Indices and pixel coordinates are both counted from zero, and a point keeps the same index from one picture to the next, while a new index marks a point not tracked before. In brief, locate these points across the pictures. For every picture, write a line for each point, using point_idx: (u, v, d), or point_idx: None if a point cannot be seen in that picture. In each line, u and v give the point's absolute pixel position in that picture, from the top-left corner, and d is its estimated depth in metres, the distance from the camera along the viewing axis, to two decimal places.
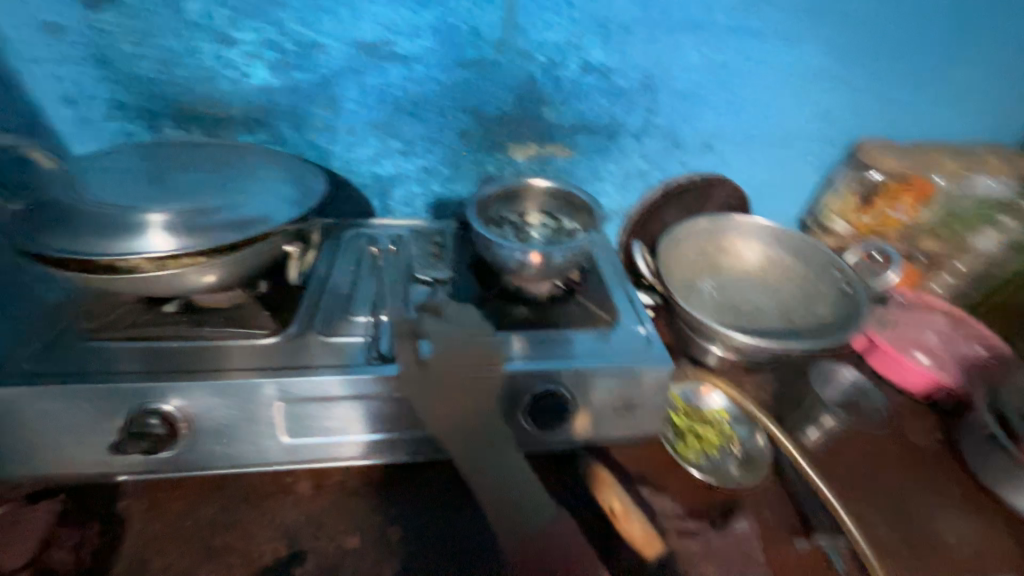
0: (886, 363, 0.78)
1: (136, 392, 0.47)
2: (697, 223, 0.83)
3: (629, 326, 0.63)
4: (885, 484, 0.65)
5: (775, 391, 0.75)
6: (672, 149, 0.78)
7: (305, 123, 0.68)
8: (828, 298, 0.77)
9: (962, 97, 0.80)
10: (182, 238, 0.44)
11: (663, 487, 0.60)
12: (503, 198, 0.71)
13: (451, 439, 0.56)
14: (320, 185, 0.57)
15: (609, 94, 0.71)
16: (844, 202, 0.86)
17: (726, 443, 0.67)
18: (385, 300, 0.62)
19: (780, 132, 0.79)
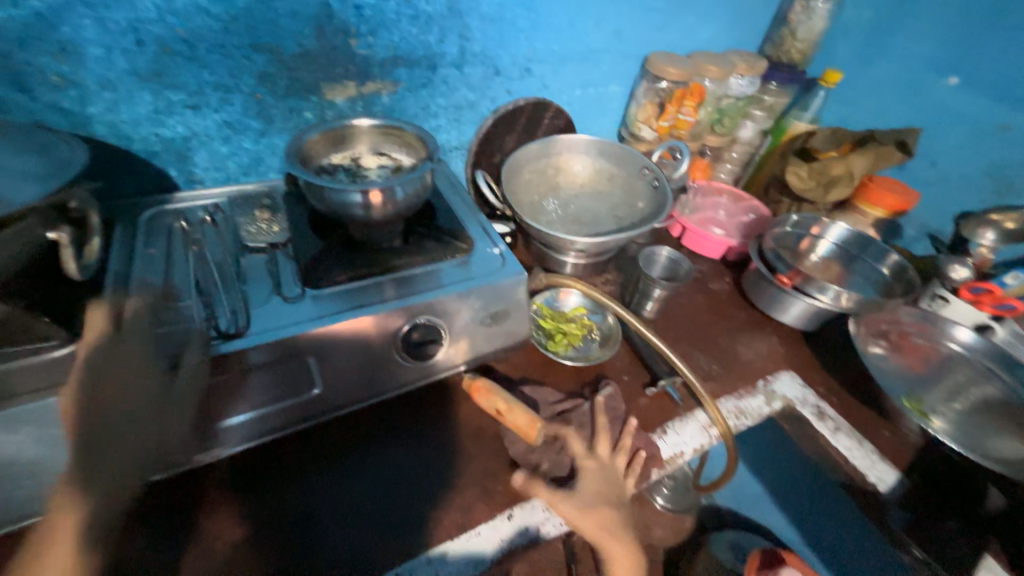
0: (694, 239, 0.99)
1: None
2: (530, 147, 0.89)
3: (484, 250, 0.66)
4: (701, 331, 0.85)
5: (617, 282, 0.89)
6: (495, 76, 0.80)
7: (32, 80, 0.52)
8: (644, 194, 0.90)
9: (716, 10, 0.96)
10: None
11: (543, 382, 0.69)
12: (329, 144, 0.67)
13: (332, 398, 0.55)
14: (77, 152, 0.46)
15: (418, 21, 0.68)
16: (647, 110, 0.97)
17: (587, 332, 0.79)
18: (213, 277, 0.55)
19: (585, 51, 0.87)
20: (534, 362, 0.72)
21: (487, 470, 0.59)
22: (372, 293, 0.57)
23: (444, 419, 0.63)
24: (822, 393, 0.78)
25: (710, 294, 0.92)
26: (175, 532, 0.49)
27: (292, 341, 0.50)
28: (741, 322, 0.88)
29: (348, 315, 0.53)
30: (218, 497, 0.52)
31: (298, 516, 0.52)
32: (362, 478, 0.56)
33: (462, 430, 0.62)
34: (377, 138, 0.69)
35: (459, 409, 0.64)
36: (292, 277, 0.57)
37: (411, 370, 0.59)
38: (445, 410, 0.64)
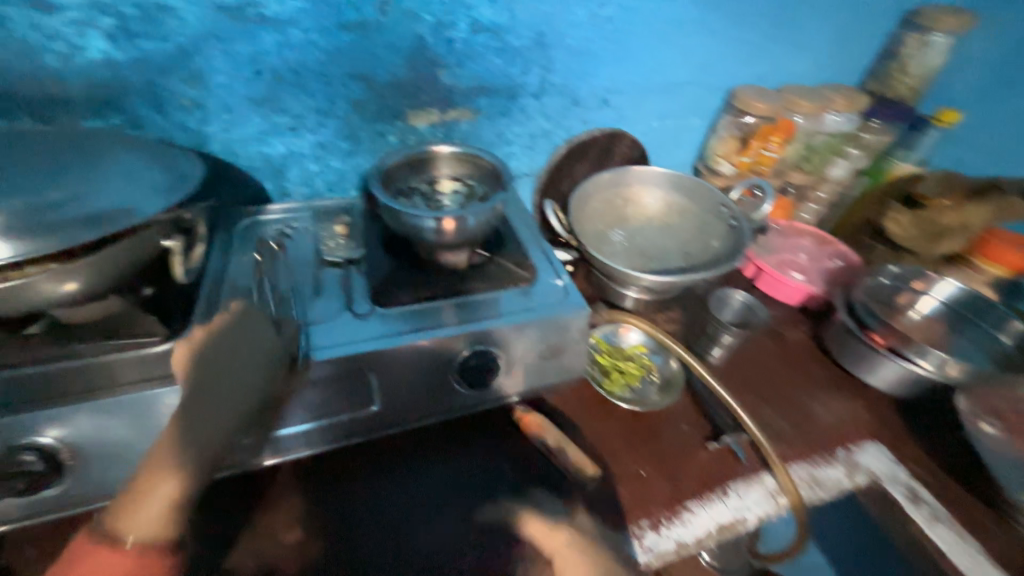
0: (769, 283, 0.92)
1: (2, 427, 0.42)
2: (601, 177, 0.88)
3: (548, 280, 0.65)
4: (773, 384, 0.77)
5: (681, 321, 0.84)
6: (572, 107, 0.80)
7: (167, 102, 0.59)
8: (719, 232, 0.85)
9: (812, 44, 0.91)
10: (20, 242, 0.38)
11: (596, 421, 0.67)
12: (409, 168, 0.70)
13: (388, 416, 0.56)
14: (196, 169, 0.51)
15: (505, 53, 0.70)
16: (727, 145, 0.94)
17: (646, 373, 0.75)
18: (295, 288, 0.59)
19: (666, 84, 0.85)
20: (587, 399, 0.69)
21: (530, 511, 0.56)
22: (436, 314, 0.58)
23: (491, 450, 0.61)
24: (916, 473, 0.68)
25: (785, 343, 0.84)
26: (231, 528, 0.50)
27: (354, 358, 0.52)
28: (819, 378, 0.79)
29: (411, 336, 0.54)
30: (272, 498, 0.53)
31: (345, 528, 0.52)
32: (406, 499, 0.55)
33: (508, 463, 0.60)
34: (453, 163, 0.72)
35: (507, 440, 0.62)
36: (362, 293, 0.60)
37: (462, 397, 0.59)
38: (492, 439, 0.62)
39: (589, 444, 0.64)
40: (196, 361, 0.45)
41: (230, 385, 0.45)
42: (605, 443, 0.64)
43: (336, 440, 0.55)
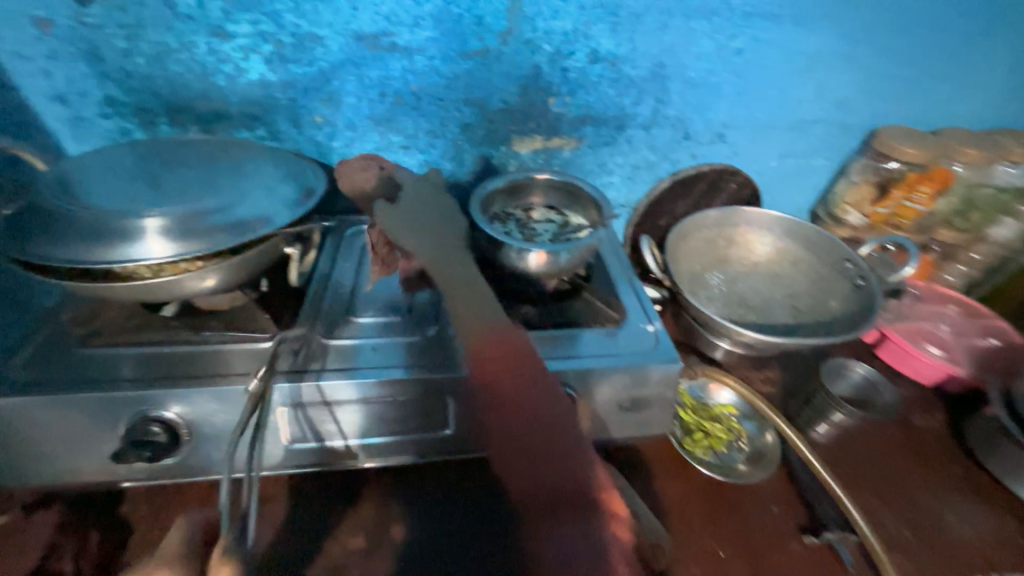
0: (896, 355, 0.79)
1: (134, 400, 0.47)
2: (706, 216, 0.81)
3: (637, 324, 0.62)
4: (894, 477, 0.65)
5: (781, 384, 0.75)
6: (682, 140, 0.76)
7: (303, 119, 0.65)
8: (841, 292, 0.75)
9: (982, 82, 0.78)
10: (179, 244, 0.44)
11: (673, 482, 0.61)
12: (506, 193, 0.70)
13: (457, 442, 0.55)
14: (321, 184, 0.56)
15: (619, 83, 0.68)
16: (859, 192, 0.82)
17: (734, 439, 0.67)
18: (386, 301, 0.62)
19: (793, 120, 0.77)
20: (663, 457, 0.63)
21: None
22: None
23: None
24: None
25: (912, 432, 0.71)
26: (301, 527, 0.52)
27: (435, 379, 0.52)
28: (958, 484, 0.65)
29: None
30: (340, 503, 0.54)
31: (401, 548, 0.52)
32: (463, 529, 0.54)
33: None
34: (551, 191, 0.71)
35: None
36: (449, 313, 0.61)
37: None
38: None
39: (663, 509, 0.58)
40: None
41: None
42: (681, 511, 0.58)
43: (411, 456, 0.56)
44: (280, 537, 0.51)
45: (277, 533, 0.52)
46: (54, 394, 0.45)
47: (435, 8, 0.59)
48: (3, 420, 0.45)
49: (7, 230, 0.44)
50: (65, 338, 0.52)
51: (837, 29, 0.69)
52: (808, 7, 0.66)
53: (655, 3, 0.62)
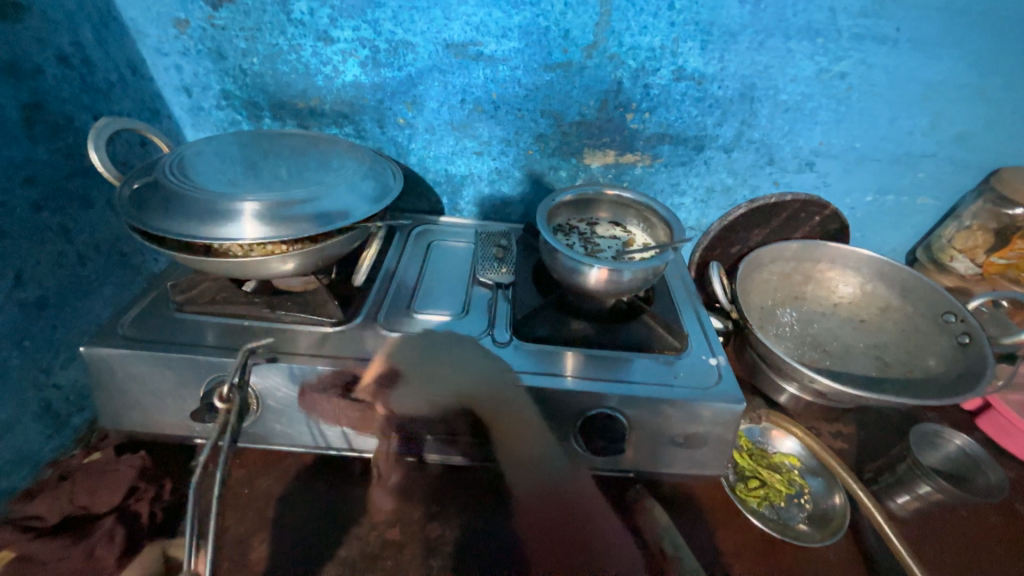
0: (1003, 428, 0.69)
1: (213, 365, 0.51)
2: (785, 248, 0.76)
3: (698, 356, 0.59)
4: (991, 569, 0.56)
5: (855, 442, 0.68)
6: (766, 166, 0.71)
7: (388, 121, 0.69)
8: (938, 347, 0.67)
9: None
10: (269, 229, 0.48)
11: (722, 528, 0.57)
12: (573, 206, 0.70)
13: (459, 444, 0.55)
14: (396, 184, 0.59)
15: (703, 103, 0.65)
16: (970, 239, 0.73)
17: (794, 493, 0.62)
18: (444, 301, 0.64)
19: (898, 153, 0.70)
20: (714, 501, 0.59)
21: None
22: (568, 363, 0.56)
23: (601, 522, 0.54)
24: None
25: (1017, 522, 0.61)
26: (343, 509, 0.54)
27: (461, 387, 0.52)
28: None
29: (538, 379, 0.53)
30: (379, 493, 0.56)
31: (433, 546, 0.52)
32: (496, 539, 0.53)
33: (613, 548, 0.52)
34: (619, 208, 0.69)
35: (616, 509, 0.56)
36: (504, 320, 0.61)
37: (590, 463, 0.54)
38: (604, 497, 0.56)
39: (706, 552, 0.54)
40: None
41: None
42: (732, 566, 0.53)
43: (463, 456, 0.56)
44: (327, 515, 0.54)
45: (322, 511, 0.54)
46: (149, 350, 0.50)
47: (524, 20, 0.60)
48: (108, 368, 0.50)
49: (132, 199, 0.50)
50: (166, 302, 0.57)
51: (962, 56, 0.62)
52: (930, 30, 0.60)
53: (751, 22, 0.59)
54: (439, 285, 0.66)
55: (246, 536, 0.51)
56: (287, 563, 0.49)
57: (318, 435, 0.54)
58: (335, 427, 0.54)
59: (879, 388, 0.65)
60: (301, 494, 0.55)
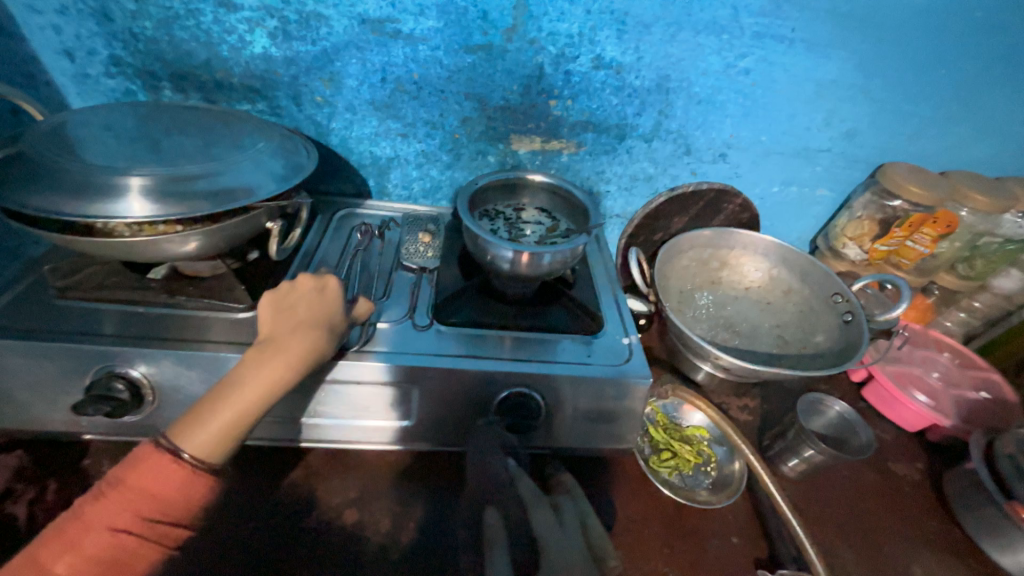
0: (882, 397, 0.78)
1: (102, 354, 0.47)
2: (700, 235, 0.80)
3: (613, 336, 0.62)
4: (863, 519, 0.63)
5: (758, 414, 0.74)
6: (683, 156, 0.75)
7: (304, 98, 0.66)
8: (828, 325, 0.74)
9: (991, 131, 0.77)
10: (159, 206, 0.45)
11: (636, 495, 0.60)
12: (500, 191, 0.70)
13: None
14: (309, 163, 0.58)
15: (622, 92, 0.67)
16: (860, 228, 0.81)
17: (701, 462, 0.67)
18: (365, 286, 0.62)
19: (799, 146, 0.75)
20: (630, 473, 0.63)
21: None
22: (489, 345, 0.57)
23: None
24: None
25: (888, 478, 0.69)
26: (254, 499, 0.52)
27: (375, 371, 0.51)
28: (930, 536, 0.63)
29: (458, 360, 0.54)
30: (296, 481, 0.55)
31: (351, 531, 0.51)
32: (413, 520, 0.53)
33: None
34: (543, 194, 0.70)
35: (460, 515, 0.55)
36: (426, 305, 0.61)
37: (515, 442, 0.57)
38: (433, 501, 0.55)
39: (617, 517, 0.58)
40: (277, 293, 0.48)
41: (306, 304, 0.47)
42: (641, 532, 0.57)
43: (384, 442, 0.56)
44: (237, 505, 0.52)
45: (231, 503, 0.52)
46: (21, 340, 0.46)
47: None
48: None
49: None
50: (44, 287, 0.52)
51: (850, 58, 0.67)
52: (822, 32, 0.64)
53: (663, 15, 0.61)
54: (367, 274, 0.64)
55: None
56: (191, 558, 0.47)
57: None
58: None
59: (777, 363, 0.71)
60: None
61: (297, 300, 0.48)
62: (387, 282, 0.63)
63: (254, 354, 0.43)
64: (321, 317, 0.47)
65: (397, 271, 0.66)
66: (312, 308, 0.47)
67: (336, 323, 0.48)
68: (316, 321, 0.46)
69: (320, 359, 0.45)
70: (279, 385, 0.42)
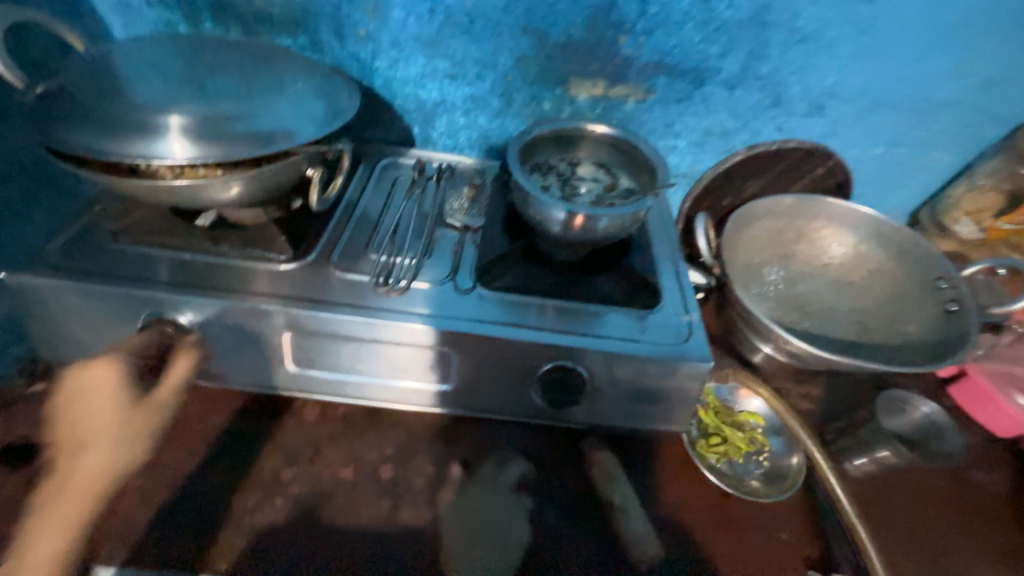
0: (974, 398, 0.68)
1: (151, 299, 0.47)
2: (781, 202, 0.70)
3: (672, 313, 0.56)
4: (934, 529, 0.57)
5: (822, 404, 0.67)
6: (771, 107, 0.65)
7: (348, 32, 0.61)
8: (922, 314, 0.64)
9: None
10: (199, 148, 0.43)
11: (680, 479, 0.57)
12: (554, 142, 0.63)
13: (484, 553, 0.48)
14: (351, 106, 0.53)
15: (707, 26, 0.58)
16: (978, 201, 0.68)
17: (754, 451, 0.61)
18: (406, 242, 0.59)
19: (915, 97, 0.63)
20: (673, 455, 0.59)
21: (552, 546, 0.50)
22: (535, 314, 0.53)
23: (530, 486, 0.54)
24: None
25: (970, 487, 0.62)
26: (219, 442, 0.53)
27: (417, 332, 0.49)
28: (1013, 556, 0.56)
29: (501, 328, 0.50)
30: (334, 433, 0.55)
31: (387, 488, 0.52)
32: (443, 484, 0.52)
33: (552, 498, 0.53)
34: (603, 147, 0.63)
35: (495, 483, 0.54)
36: (469, 267, 0.57)
37: (555, 417, 0.56)
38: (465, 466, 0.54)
39: (657, 501, 0.55)
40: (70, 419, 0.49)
41: (94, 407, 0.48)
42: (682, 517, 0.54)
43: (420, 403, 0.55)
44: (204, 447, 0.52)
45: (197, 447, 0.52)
46: (77, 280, 0.47)
47: None
48: (37, 298, 0.47)
49: (39, 107, 0.44)
50: (97, 229, 0.53)
51: None
52: None
53: None
54: (406, 231, 0.60)
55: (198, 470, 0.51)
56: (177, 500, 0.48)
57: (270, 375, 0.52)
58: (285, 367, 0.52)
59: (856, 352, 0.63)
60: (254, 431, 0.54)
61: (94, 407, 0.49)
62: (427, 240, 0.59)
63: (44, 498, 0.45)
64: (109, 415, 0.48)
65: (439, 227, 0.62)
66: (98, 417, 0.48)
67: (118, 425, 0.48)
68: (105, 428, 0.48)
69: (119, 467, 0.48)
70: (81, 525, 0.44)
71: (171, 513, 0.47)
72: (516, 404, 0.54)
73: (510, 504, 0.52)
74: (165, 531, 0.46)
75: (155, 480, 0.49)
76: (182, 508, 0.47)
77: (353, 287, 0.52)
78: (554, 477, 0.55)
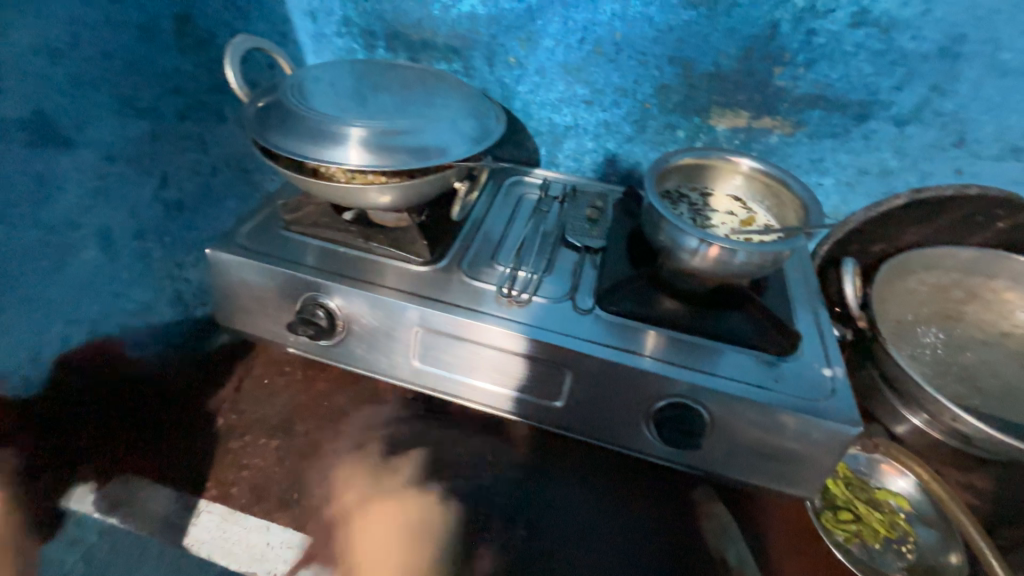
0: None
1: (310, 283, 0.54)
2: (956, 254, 0.61)
3: (810, 364, 0.51)
4: None
5: (989, 499, 0.56)
6: (949, 147, 0.57)
7: (498, 59, 0.66)
8: None
9: None
10: (372, 157, 0.49)
11: (802, 552, 0.50)
12: (688, 172, 0.61)
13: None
14: (499, 128, 0.57)
15: (884, 58, 0.53)
16: None
17: (897, 539, 0.52)
18: (528, 256, 0.61)
19: None
20: (793, 521, 0.52)
21: None
22: (654, 344, 0.51)
23: (627, 522, 0.52)
24: None
25: None
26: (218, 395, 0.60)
27: (539, 345, 0.50)
28: None
29: (620, 353, 0.49)
30: (440, 430, 0.57)
31: (483, 494, 0.52)
32: (539, 501, 0.52)
33: (651, 540, 0.50)
34: (741, 180, 0.60)
35: (592, 511, 0.52)
36: (588, 288, 0.57)
37: (661, 455, 0.53)
38: (561, 488, 0.54)
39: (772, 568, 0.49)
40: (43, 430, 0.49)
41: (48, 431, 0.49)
42: None
43: (523, 416, 0.56)
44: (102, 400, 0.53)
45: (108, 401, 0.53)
46: (256, 260, 0.55)
47: None
48: (225, 271, 0.56)
49: (255, 116, 0.53)
50: (272, 218, 0.62)
51: None
52: None
53: None
54: (527, 247, 0.62)
55: (323, 441, 0.56)
56: (268, 457, 0.54)
57: (393, 366, 0.56)
58: (406, 361, 0.55)
59: None
60: (371, 416, 0.58)
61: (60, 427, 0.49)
62: (548, 258, 0.60)
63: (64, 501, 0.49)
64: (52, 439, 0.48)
65: (559, 245, 0.63)
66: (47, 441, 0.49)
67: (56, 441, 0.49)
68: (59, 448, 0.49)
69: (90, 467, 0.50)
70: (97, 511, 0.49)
71: (262, 468, 0.53)
72: (623, 434, 0.53)
73: (605, 536, 0.50)
74: (261, 481, 0.52)
75: (290, 444, 0.55)
76: (273, 465, 0.54)
77: (477, 295, 0.55)
78: (654, 517, 0.52)
